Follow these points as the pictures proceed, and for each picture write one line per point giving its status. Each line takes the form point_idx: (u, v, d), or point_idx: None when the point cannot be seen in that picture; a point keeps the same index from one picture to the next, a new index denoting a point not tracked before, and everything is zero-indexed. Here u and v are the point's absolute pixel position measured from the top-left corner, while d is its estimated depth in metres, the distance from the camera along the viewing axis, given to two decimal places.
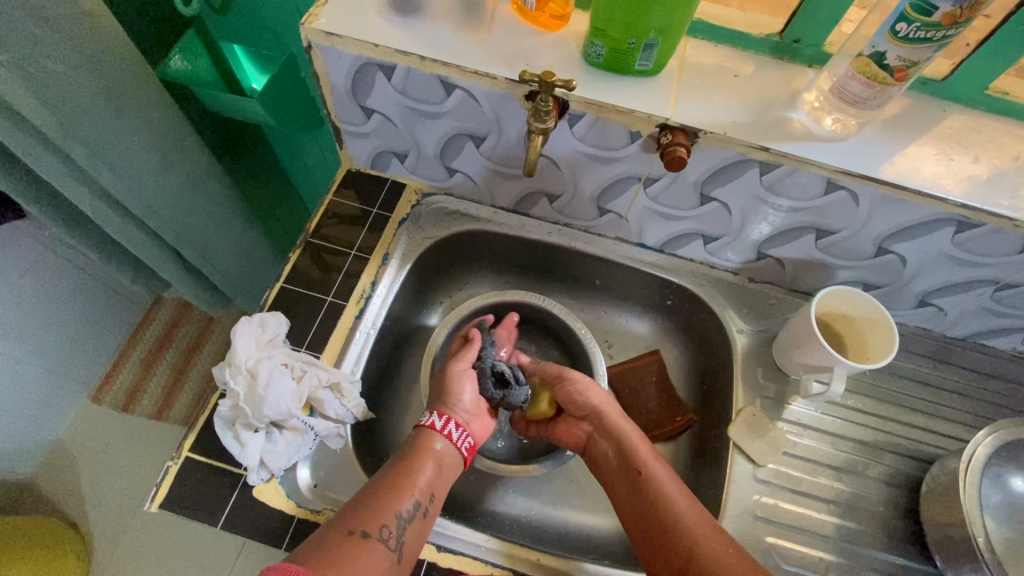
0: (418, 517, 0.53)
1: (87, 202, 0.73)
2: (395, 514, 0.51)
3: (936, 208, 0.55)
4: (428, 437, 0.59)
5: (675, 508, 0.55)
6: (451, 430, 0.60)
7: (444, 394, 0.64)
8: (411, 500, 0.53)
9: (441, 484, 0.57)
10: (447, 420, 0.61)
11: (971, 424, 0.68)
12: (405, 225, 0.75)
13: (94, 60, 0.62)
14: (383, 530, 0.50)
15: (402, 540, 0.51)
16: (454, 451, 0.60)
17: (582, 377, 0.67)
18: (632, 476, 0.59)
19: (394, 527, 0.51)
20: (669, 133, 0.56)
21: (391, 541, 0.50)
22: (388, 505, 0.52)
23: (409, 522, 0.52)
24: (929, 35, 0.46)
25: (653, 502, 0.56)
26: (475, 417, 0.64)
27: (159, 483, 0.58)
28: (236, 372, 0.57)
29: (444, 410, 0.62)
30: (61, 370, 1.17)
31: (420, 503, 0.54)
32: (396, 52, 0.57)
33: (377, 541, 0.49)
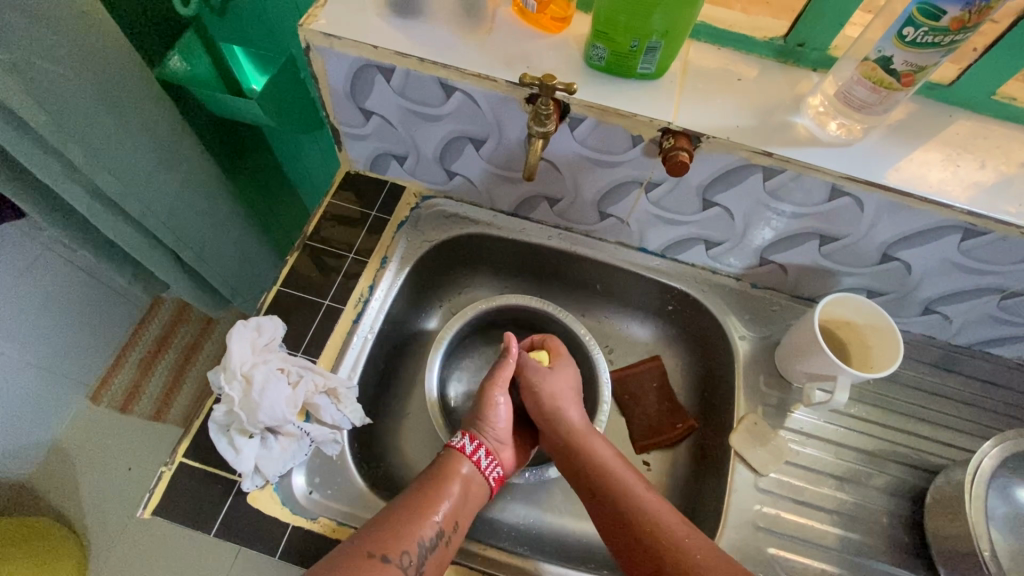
0: (439, 546, 0.53)
1: (84, 203, 0.73)
2: (417, 541, 0.51)
3: (942, 215, 0.54)
4: (456, 460, 0.59)
5: (637, 517, 0.55)
6: (480, 457, 0.60)
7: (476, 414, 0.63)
8: (433, 528, 0.53)
9: (466, 512, 0.56)
10: (478, 446, 0.60)
11: (976, 434, 0.67)
12: (404, 228, 0.74)
13: (91, 61, 0.61)
14: (404, 556, 0.50)
15: (421, 567, 0.51)
16: (481, 480, 0.59)
17: (539, 385, 0.65)
18: (590, 486, 0.59)
19: (415, 554, 0.51)
20: (672, 138, 0.55)
21: (411, 569, 0.50)
22: (411, 530, 0.52)
23: (430, 550, 0.52)
24: (937, 40, 0.46)
25: (614, 513, 0.56)
26: (506, 445, 0.64)
27: (153, 489, 0.57)
28: (231, 377, 0.56)
29: (475, 434, 0.62)
30: (58, 370, 1.17)
31: (443, 531, 0.53)
32: (395, 53, 0.56)
33: (395, 567, 0.49)
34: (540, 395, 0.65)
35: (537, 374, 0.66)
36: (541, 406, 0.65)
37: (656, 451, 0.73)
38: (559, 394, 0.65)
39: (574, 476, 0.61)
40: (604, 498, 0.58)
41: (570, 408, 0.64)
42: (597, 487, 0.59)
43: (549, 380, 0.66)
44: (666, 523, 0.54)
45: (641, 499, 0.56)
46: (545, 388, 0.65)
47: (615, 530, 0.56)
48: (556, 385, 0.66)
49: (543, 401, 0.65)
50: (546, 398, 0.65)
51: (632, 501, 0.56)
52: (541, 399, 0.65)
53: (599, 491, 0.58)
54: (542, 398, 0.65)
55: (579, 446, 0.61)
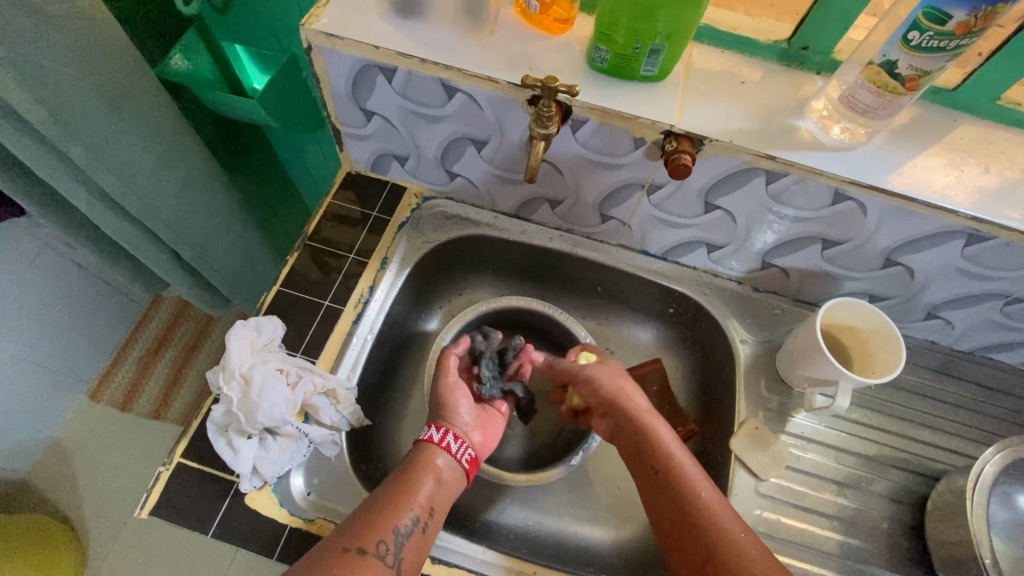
0: (417, 533, 0.52)
1: (84, 201, 0.73)
2: (393, 530, 0.50)
3: (946, 220, 0.54)
4: (429, 452, 0.59)
5: (695, 502, 0.54)
6: (450, 442, 0.60)
7: (443, 410, 0.64)
8: (409, 516, 0.52)
9: (442, 499, 0.56)
10: (445, 432, 0.60)
11: (978, 440, 0.66)
12: (404, 229, 0.74)
13: (95, 59, 0.61)
14: (380, 546, 0.49)
15: (400, 556, 0.50)
16: (454, 463, 0.59)
17: (598, 376, 0.65)
18: (652, 469, 0.58)
19: (392, 543, 0.50)
20: (675, 140, 0.55)
21: (389, 558, 0.49)
22: (386, 520, 0.51)
23: (407, 538, 0.51)
24: (943, 43, 0.45)
25: (673, 496, 0.55)
26: (473, 430, 0.63)
27: (150, 489, 0.57)
28: (230, 378, 0.56)
29: (442, 423, 0.62)
30: (59, 368, 1.17)
31: (419, 518, 0.53)
32: (396, 54, 0.56)
33: (374, 558, 0.48)
34: (601, 382, 0.65)
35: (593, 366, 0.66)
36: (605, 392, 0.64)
37: None
38: (619, 381, 0.65)
39: (636, 460, 0.60)
40: (664, 481, 0.57)
41: (636, 394, 0.64)
42: (659, 469, 0.58)
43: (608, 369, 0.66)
44: (721, 510, 0.53)
45: (700, 485, 0.55)
46: (600, 378, 0.65)
47: (673, 514, 0.55)
48: (609, 374, 0.66)
49: (608, 385, 0.64)
50: (608, 385, 0.64)
51: (691, 486, 0.55)
52: (602, 389, 0.64)
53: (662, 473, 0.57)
54: (605, 385, 0.64)
55: (644, 429, 0.60)
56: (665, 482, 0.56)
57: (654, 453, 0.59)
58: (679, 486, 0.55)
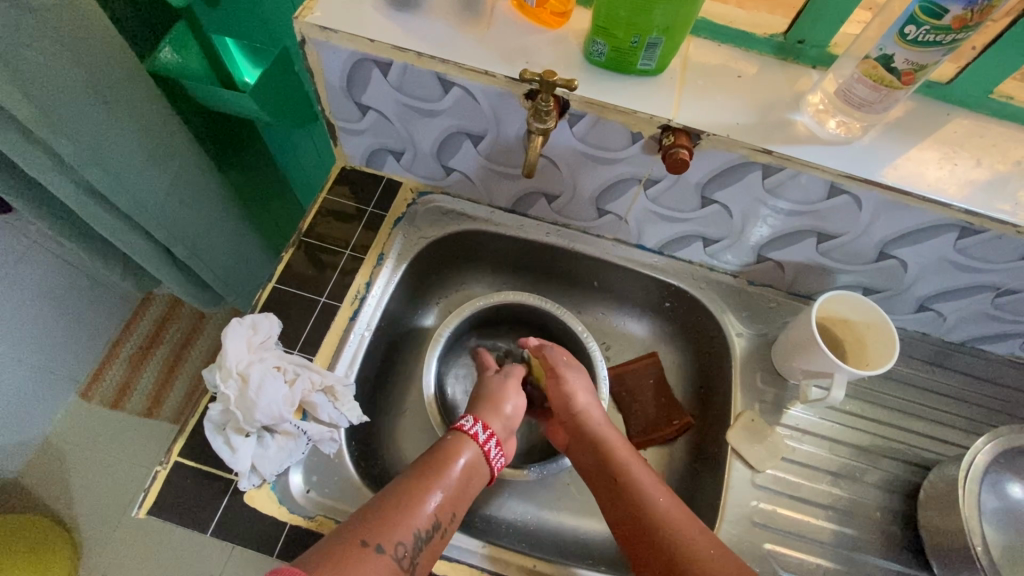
0: (435, 538, 0.53)
1: (74, 199, 0.72)
2: (412, 533, 0.51)
3: (939, 214, 0.55)
4: (461, 445, 0.59)
5: (654, 512, 0.55)
6: (491, 447, 0.61)
7: (490, 403, 0.65)
8: (429, 519, 0.53)
9: (463, 502, 0.57)
10: (489, 435, 0.61)
11: (970, 430, 0.67)
12: (400, 225, 0.74)
13: (82, 55, 0.60)
14: (398, 548, 0.50)
15: (415, 560, 0.51)
16: (485, 469, 0.60)
17: (572, 378, 0.66)
18: (611, 480, 0.59)
19: (410, 545, 0.51)
20: (672, 135, 0.55)
21: (404, 560, 0.50)
22: (405, 522, 0.51)
23: (425, 542, 0.52)
24: (939, 38, 0.45)
25: (631, 506, 0.57)
26: (511, 437, 0.65)
27: (148, 489, 0.57)
28: (227, 376, 0.56)
29: (489, 422, 0.62)
30: (50, 366, 1.16)
31: (439, 523, 0.54)
32: (392, 48, 0.56)
33: (389, 558, 0.49)
34: (568, 391, 0.65)
35: (569, 373, 0.66)
36: (569, 403, 0.65)
37: (651, 447, 0.73)
38: (585, 394, 0.65)
39: (596, 469, 0.61)
40: (623, 495, 0.58)
41: (596, 409, 0.64)
42: (619, 482, 0.59)
43: (577, 377, 0.66)
44: (680, 519, 0.55)
45: (659, 494, 0.57)
46: (573, 386, 0.65)
47: (632, 526, 0.56)
48: (581, 385, 0.66)
49: (571, 393, 0.65)
50: (573, 395, 0.65)
51: (647, 497, 0.57)
52: (568, 394, 0.65)
53: (619, 486, 0.58)
54: (570, 395, 0.65)
55: (602, 443, 0.62)
56: (624, 494, 0.58)
57: (614, 466, 0.60)
58: (635, 496, 0.57)
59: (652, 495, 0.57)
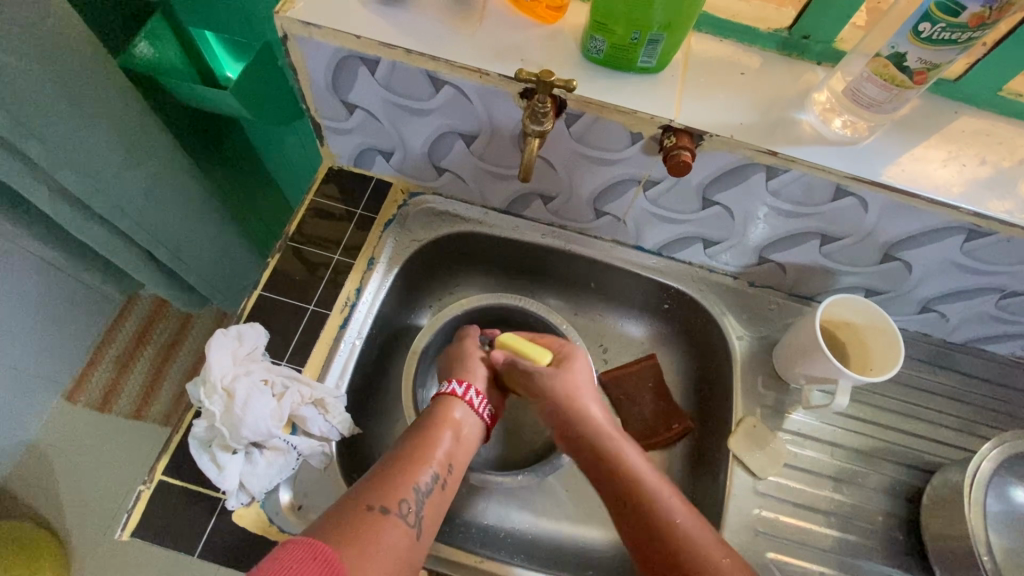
0: (437, 490, 0.53)
1: (45, 200, 0.69)
2: (413, 488, 0.51)
3: (948, 216, 0.53)
4: (450, 405, 0.59)
5: (668, 520, 0.52)
6: (473, 397, 0.61)
7: (466, 364, 0.65)
8: (429, 473, 0.53)
9: (460, 456, 0.57)
10: (467, 386, 0.62)
11: (964, 429, 0.67)
12: (391, 227, 0.71)
13: (49, 52, 0.56)
14: (402, 505, 0.49)
15: (420, 515, 0.50)
16: (477, 419, 0.60)
17: (563, 377, 0.63)
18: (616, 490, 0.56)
19: (413, 502, 0.50)
20: (674, 136, 0.52)
21: (411, 516, 0.49)
22: (406, 480, 0.51)
23: (427, 496, 0.52)
24: (955, 36, 0.44)
25: (641, 515, 0.53)
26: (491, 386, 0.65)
27: (131, 509, 0.54)
28: (212, 392, 0.54)
29: (464, 377, 0.63)
30: (33, 370, 1.12)
31: (438, 476, 0.54)
32: (379, 44, 0.53)
33: (397, 517, 0.48)
34: (559, 393, 0.62)
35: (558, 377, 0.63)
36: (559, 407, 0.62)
37: (651, 452, 0.72)
38: (583, 400, 0.62)
39: (598, 479, 0.58)
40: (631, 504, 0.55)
41: (597, 412, 0.61)
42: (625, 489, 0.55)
43: (574, 382, 0.63)
44: (689, 524, 0.52)
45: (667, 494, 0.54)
46: (566, 390, 0.62)
47: (644, 538, 0.53)
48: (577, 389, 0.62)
49: (554, 392, 0.62)
50: (566, 397, 0.62)
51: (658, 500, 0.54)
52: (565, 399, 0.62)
53: (627, 496, 0.55)
54: (560, 400, 0.62)
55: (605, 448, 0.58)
56: (632, 505, 0.54)
57: (617, 472, 0.57)
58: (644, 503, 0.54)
59: (660, 497, 0.54)
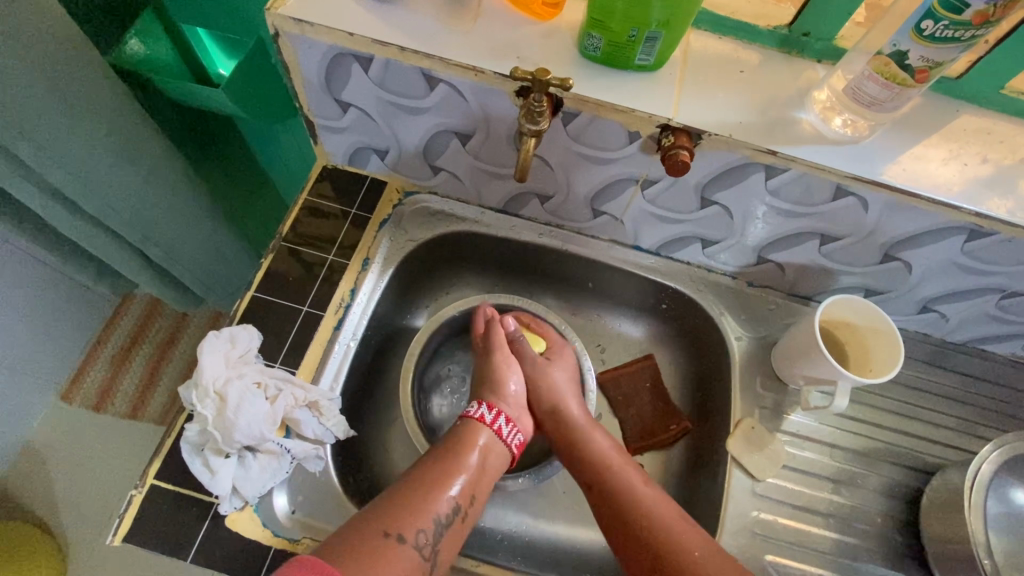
0: (456, 523, 0.54)
1: (35, 200, 0.68)
2: (433, 519, 0.52)
3: (950, 217, 0.52)
4: (474, 432, 0.60)
5: (632, 501, 0.56)
6: (501, 425, 0.62)
7: (494, 383, 0.66)
8: (450, 503, 0.54)
9: (483, 485, 0.57)
10: (496, 414, 0.63)
11: (963, 430, 0.66)
12: (386, 227, 0.70)
13: (36, 49, 0.55)
14: (419, 536, 0.50)
15: (435, 548, 0.51)
16: (503, 449, 0.61)
17: (543, 374, 0.67)
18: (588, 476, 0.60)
19: (431, 532, 0.51)
20: (672, 135, 0.52)
21: (426, 549, 0.50)
22: (427, 509, 0.52)
23: (446, 528, 0.53)
24: (958, 34, 0.43)
25: (609, 499, 0.57)
26: (525, 412, 0.67)
27: (122, 515, 0.54)
28: (203, 395, 0.53)
29: (492, 403, 0.64)
30: (27, 371, 1.11)
31: (459, 506, 0.54)
32: (373, 42, 0.52)
33: (411, 547, 0.50)
34: (538, 386, 0.66)
35: (538, 369, 0.67)
36: (544, 400, 0.66)
37: (649, 452, 0.71)
38: (560, 392, 0.65)
39: (572, 466, 0.62)
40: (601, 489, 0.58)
41: (574, 404, 0.65)
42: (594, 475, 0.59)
43: (551, 376, 0.67)
44: (657, 505, 0.55)
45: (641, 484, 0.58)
46: (550, 385, 0.66)
47: (611, 518, 0.56)
48: (558, 383, 0.66)
49: (538, 387, 0.66)
50: (543, 389, 0.66)
51: (624, 485, 0.57)
52: (543, 391, 0.66)
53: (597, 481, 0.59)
54: (543, 395, 0.66)
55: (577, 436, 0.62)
56: (601, 490, 0.58)
57: (588, 459, 0.60)
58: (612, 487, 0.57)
59: (634, 487, 0.57)
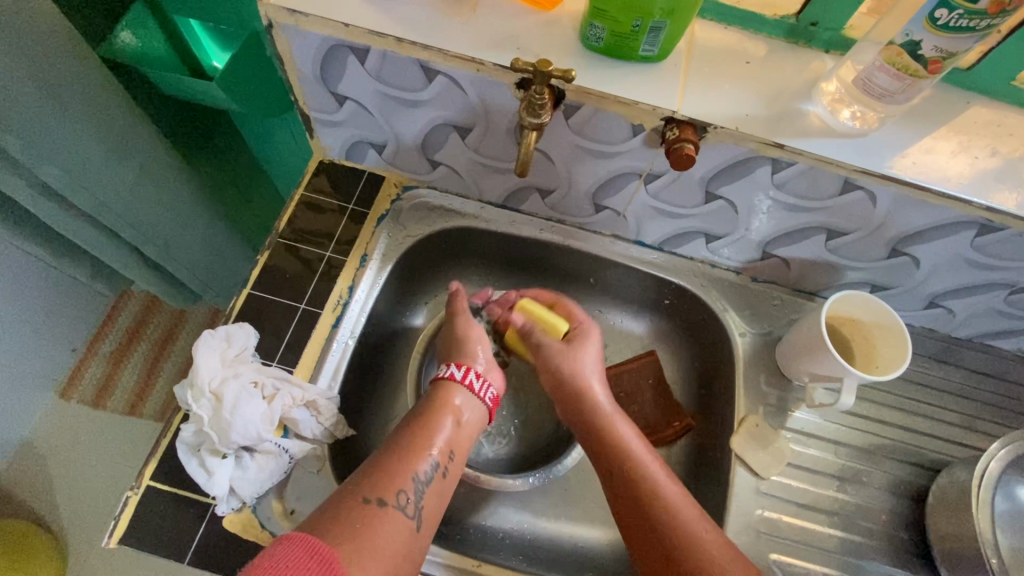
0: (436, 479, 0.52)
1: (26, 196, 0.67)
2: (411, 479, 0.50)
3: (960, 211, 0.51)
4: (449, 391, 0.58)
5: (658, 497, 0.54)
6: (472, 380, 0.59)
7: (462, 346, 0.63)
8: (428, 462, 0.52)
9: (462, 442, 0.56)
10: (467, 369, 0.60)
11: (969, 427, 0.66)
12: (384, 222, 0.69)
13: (23, 40, 0.54)
14: (400, 496, 0.48)
15: (419, 505, 0.49)
16: (478, 403, 0.59)
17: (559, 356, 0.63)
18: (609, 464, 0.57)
19: (411, 492, 0.49)
20: (676, 128, 0.51)
21: (409, 507, 0.48)
22: (403, 471, 0.50)
23: (426, 486, 0.51)
24: (973, 23, 0.42)
25: (632, 492, 0.55)
26: (495, 367, 0.63)
27: (118, 516, 0.53)
28: (199, 395, 0.52)
29: (462, 360, 0.61)
30: (24, 369, 1.10)
31: (438, 464, 0.53)
32: (369, 33, 0.50)
33: (394, 509, 0.47)
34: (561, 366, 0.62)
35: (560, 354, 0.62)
36: (560, 381, 0.62)
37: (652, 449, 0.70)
38: (586, 374, 0.62)
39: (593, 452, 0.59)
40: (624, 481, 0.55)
41: (600, 390, 0.61)
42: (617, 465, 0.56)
43: (577, 360, 0.62)
44: (681, 502, 0.54)
45: (687, 510, 0.53)
46: (570, 367, 0.62)
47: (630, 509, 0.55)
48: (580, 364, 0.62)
49: (569, 379, 0.61)
50: (567, 371, 0.62)
51: (651, 480, 0.55)
52: (565, 375, 0.62)
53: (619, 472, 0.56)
54: (569, 379, 0.61)
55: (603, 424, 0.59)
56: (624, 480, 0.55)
57: (612, 450, 0.57)
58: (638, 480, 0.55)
59: (660, 488, 0.54)
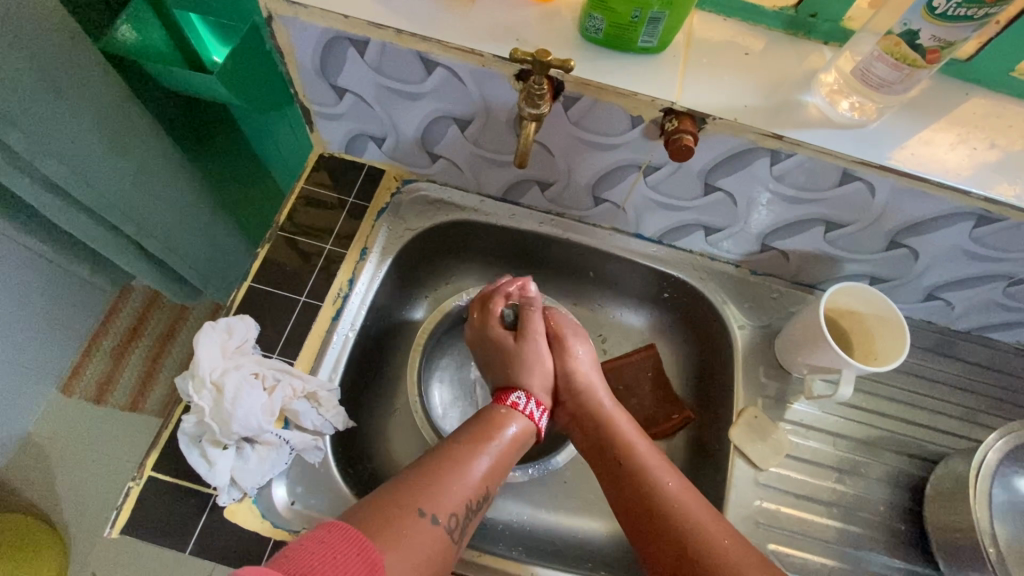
0: (481, 507, 0.52)
1: (27, 189, 0.68)
2: (461, 503, 0.50)
3: (958, 202, 0.52)
4: (518, 426, 0.58)
5: (660, 493, 0.54)
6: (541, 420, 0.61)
7: (530, 372, 0.63)
8: (475, 489, 0.51)
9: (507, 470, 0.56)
10: (541, 411, 0.62)
11: (967, 419, 0.66)
12: (384, 215, 0.69)
13: (24, 33, 0.54)
14: (449, 518, 0.48)
15: (461, 530, 0.50)
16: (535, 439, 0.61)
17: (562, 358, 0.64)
18: (612, 460, 0.57)
19: (460, 515, 0.49)
20: (675, 119, 0.51)
21: (454, 531, 0.49)
22: (450, 494, 0.49)
23: (472, 512, 0.51)
24: (971, 12, 0.42)
25: (634, 488, 0.55)
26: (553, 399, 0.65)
27: (120, 506, 0.53)
28: (200, 386, 0.52)
29: (535, 394, 0.62)
30: (27, 364, 1.11)
31: (485, 492, 0.53)
32: (368, 24, 0.51)
33: (439, 526, 0.47)
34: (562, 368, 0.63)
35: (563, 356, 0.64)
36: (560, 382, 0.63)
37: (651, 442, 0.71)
38: (589, 372, 0.63)
39: (595, 451, 0.59)
40: (627, 477, 0.56)
41: (601, 389, 0.62)
42: (619, 462, 0.57)
43: (576, 361, 0.63)
44: (685, 495, 0.54)
45: (705, 515, 0.52)
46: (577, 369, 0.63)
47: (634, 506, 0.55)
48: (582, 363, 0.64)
49: (568, 380, 0.63)
50: (568, 372, 0.63)
51: (653, 476, 0.55)
52: (568, 376, 0.63)
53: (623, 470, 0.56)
54: (572, 380, 0.62)
55: (604, 423, 0.60)
56: (627, 476, 0.56)
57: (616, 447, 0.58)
58: (641, 477, 0.55)
59: (660, 484, 0.54)
